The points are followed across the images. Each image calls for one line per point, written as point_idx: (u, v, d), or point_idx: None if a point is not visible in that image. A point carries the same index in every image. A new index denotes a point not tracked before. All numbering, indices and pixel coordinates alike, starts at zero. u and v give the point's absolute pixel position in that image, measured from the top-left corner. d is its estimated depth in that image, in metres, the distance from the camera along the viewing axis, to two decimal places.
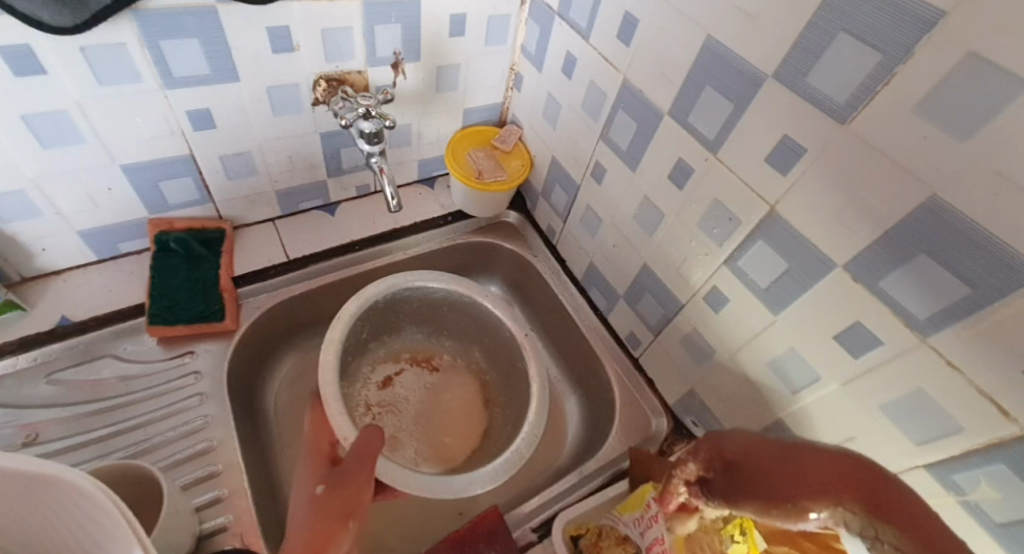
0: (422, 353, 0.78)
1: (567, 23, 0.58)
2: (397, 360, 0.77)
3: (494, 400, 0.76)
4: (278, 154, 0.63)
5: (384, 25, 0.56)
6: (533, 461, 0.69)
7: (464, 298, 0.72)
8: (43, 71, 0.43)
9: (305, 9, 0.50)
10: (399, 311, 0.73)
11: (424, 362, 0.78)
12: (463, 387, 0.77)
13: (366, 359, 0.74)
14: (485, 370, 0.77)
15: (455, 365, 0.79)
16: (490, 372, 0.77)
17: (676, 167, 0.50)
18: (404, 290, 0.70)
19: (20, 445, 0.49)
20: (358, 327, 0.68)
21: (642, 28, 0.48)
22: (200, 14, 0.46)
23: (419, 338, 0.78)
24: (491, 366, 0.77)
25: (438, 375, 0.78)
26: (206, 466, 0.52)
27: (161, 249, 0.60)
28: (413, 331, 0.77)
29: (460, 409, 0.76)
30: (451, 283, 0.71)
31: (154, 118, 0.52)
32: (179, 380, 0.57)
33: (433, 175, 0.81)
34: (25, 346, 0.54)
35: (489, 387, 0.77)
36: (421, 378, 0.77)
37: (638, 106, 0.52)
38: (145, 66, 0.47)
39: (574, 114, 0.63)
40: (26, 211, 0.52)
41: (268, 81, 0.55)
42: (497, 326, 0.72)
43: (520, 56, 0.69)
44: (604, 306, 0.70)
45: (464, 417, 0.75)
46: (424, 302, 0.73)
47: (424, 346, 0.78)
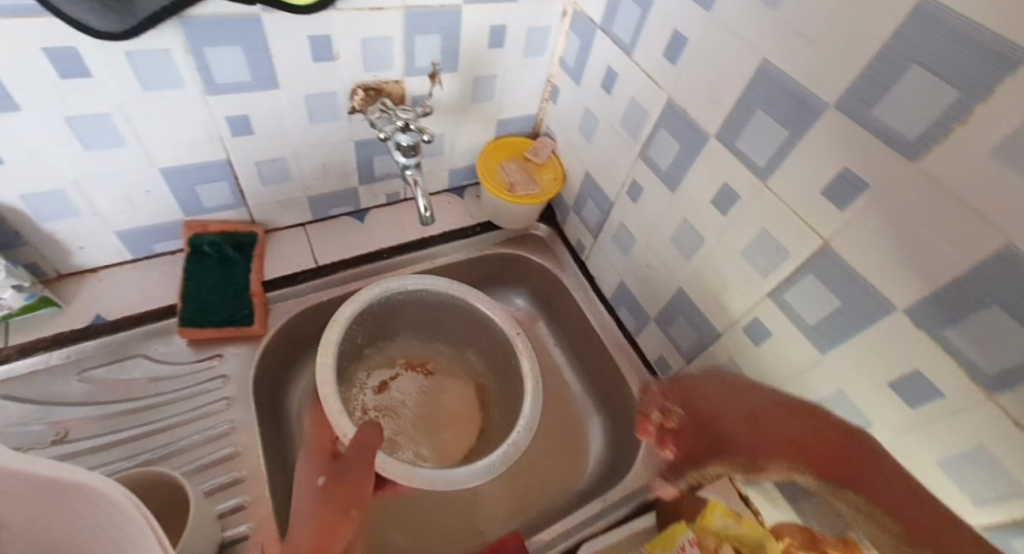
0: (417, 356, 0.76)
1: (610, 38, 0.57)
2: (394, 365, 0.75)
3: (489, 401, 0.75)
4: (312, 161, 0.63)
5: (424, 35, 0.55)
6: (543, 475, 0.68)
7: (459, 302, 0.71)
8: (88, 74, 0.44)
9: (347, 18, 0.50)
10: (395, 316, 0.72)
11: (419, 367, 0.75)
12: (456, 392, 0.75)
13: (362, 365, 0.72)
14: (481, 372, 0.76)
15: (450, 368, 0.77)
16: (486, 375, 0.76)
17: (720, 193, 0.49)
18: (398, 293, 0.69)
19: (51, 442, 0.50)
20: (352, 331, 0.67)
21: (690, 47, 0.47)
22: (245, 23, 0.45)
23: (417, 342, 0.76)
24: (491, 369, 0.75)
25: (435, 380, 0.75)
26: (229, 473, 0.52)
27: (195, 252, 0.61)
28: (411, 337, 0.75)
29: (457, 411, 0.74)
30: (446, 286, 0.70)
31: (194, 123, 0.52)
32: (207, 384, 0.58)
33: (463, 185, 0.80)
34: (59, 343, 0.55)
35: (484, 390, 0.75)
36: (417, 383, 0.74)
37: (682, 126, 0.50)
38: (188, 72, 0.47)
39: (611, 130, 0.61)
40: (66, 210, 0.52)
41: (307, 89, 0.55)
42: (498, 332, 0.71)
43: (558, 68, 0.68)
44: (634, 327, 0.68)
45: (459, 422, 0.72)
46: (420, 306, 0.71)
47: (419, 350, 0.76)
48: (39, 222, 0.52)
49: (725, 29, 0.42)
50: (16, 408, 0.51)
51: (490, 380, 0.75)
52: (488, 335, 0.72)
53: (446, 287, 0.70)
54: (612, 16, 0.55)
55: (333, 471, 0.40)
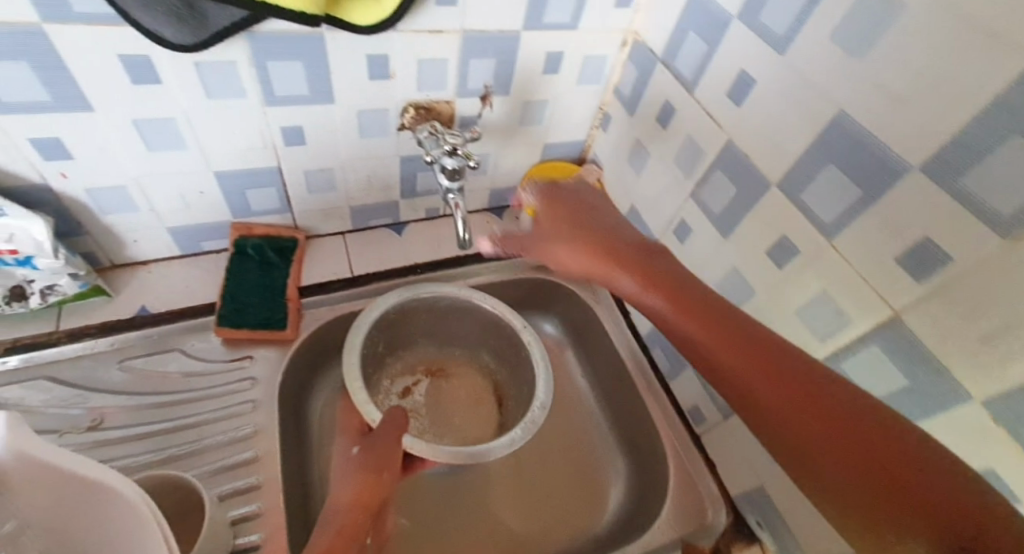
0: (438, 361, 0.74)
1: (670, 72, 0.55)
2: (417, 368, 0.73)
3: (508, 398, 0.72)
4: (358, 173, 0.64)
5: (480, 59, 0.55)
6: (564, 499, 0.65)
7: (468, 304, 0.68)
8: (158, 81, 0.45)
9: (406, 39, 0.50)
10: (416, 326, 0.70)
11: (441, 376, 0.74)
12: (475, 394, 0.73)
13: (386, 374, 0.71)
14: (501, 370, 0.73)
15: (470, 368, 0.74)
16: (504, 375, 0.73)
17: (779, 244, 0.46)
18: (411, 300, 0.67)
19: (86, 428, 0.52)
20: (371, 339, 0.66)
21: (759, 90, 0.44)
22: (309, 40, 0.46)
23: (438, 350, 0.74)
24: (502, 370, 0.73)
25: (454, 385, 0.73)
26: (247, 478, 0.53)
27: (239, 253, 0.62)
28: (431, 343, 0.73)
29: (474, 410, 0.72)
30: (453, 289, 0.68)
31: (251, 131, 0.53)
32: (235, 385, 0.58)
33: (504, 205, 0.80)
34: (105, 331, 0.57)
35: (502, 389, 0.73)
36: (440, 390, 0.73)
37: (741, 171, 0.48)
38: (250, 84, 0.48)
39: (663, 165, 0.59)
40: (126, 206, 0.55)
41: (360, 105, 0.55)
42: (516, 337, 0.68)
43: (612, 96, 0.66)
44: (670, 371, 0.68)
45: (472, 418, 0.71)
46: (434, 310, 0.69)
47: (439, 355, 0.74)
48: (100, 215, 0.55)
49: (801, 76, 0.40)
50: (59, 391, 0.53)
51: (509, 380, 0.72)
52: (500, 334, 0.69)
53: (471, 295, 0.68)
54: (675, 50, 0.53)
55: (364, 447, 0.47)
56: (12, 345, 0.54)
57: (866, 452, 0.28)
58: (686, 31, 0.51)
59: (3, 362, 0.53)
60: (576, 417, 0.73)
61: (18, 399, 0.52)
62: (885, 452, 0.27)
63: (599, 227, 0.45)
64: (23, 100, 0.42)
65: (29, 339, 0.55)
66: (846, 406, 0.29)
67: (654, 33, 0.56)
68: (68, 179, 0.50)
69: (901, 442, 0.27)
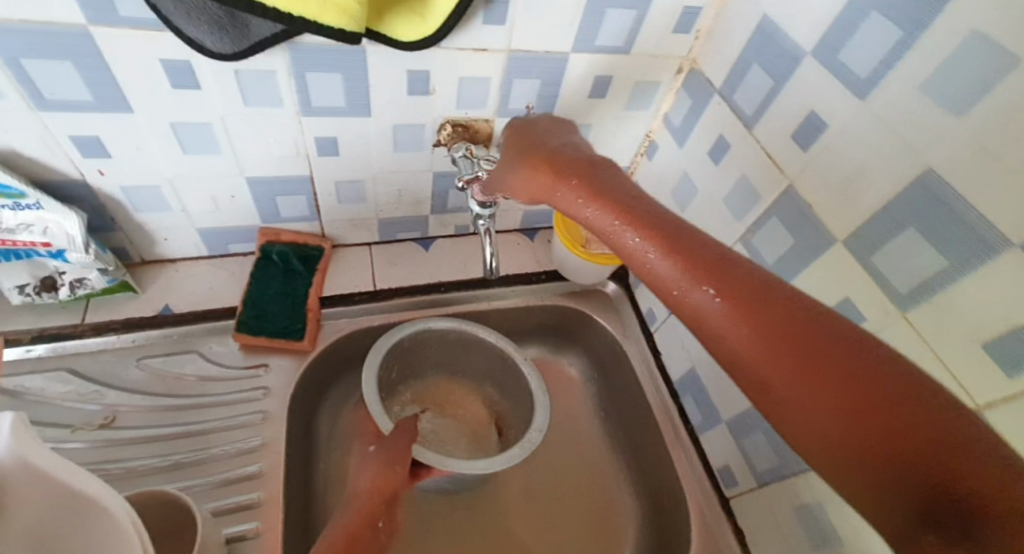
0: (444, 388, 0.72)
1: (728, 106, 0.51)
2: (424, 396, 0.71)
3: (510, 429, 0.69)
4: (390, 187, 0.62)
5: (524, 79, 0.53)
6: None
7: (473, 337, 0.66)
8: (197, 87, 0.45)
9: (449, 57, 0.48)
10: (428, 355, 0.68)
11: (452, 407, 0.71)
12: (478, 422, 0.70)
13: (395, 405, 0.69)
14: (504, 400, 0.70)
15: (475, 396, 0.72)
16: (507, 405, 0.70)
17: (840, 306, 0.41)
18: (420, 332, 0.65)
19: (98, 425, 0.51)
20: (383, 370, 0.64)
21: (830, 135, 0.40)
22: (350, 53, 0.45)
23: (445, 379, 0.71)
24: (505, 400, 0.70)
25: (460, 412, 0.71)
26: (247, 494, 0.51)
27: (264, 258, 0.62)
28: (439, 371, 0.71)
29: (480, 444, 0.69)
30: (457, 322, 0.66)
31: (286, 140, 0.52)
32: (247, 394, 0.57)
33: (536, 227, 0.77)
34: (128, 327, 0.57)
35: (505, 420, 0.70)
36: (450, 422, 0.70)
37: (800, 221, 0.44)
38: (288, 93, 0.47)
39: (711, 202, 0.55)
40: (159, 205, 0.55)
41: (396, 119, 0.53)
42: (522, 374, 0.66)
43: (660, 124, 0.62)
44: (699, 423, 0.62)
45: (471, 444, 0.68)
46: (443, 342, 0.67)
47: (445, 382, 0.72)
48: (133, 212, 0.55)
49: (884, 127, 0.35)
50: (77, 383, 0.53)
51: (511, 412, 0.69)
52: (505, 365, 0.67)
53: (484, 334, 0.66)
54: (735, 82, 0.49)
55: (378, 448, 0.54)
56: (37, 334, 0.54)
57: (820, 356, 0.23)
58: (750, 63, 0.47)
59: (29, 349, 0.54)
60: (591, 459, 0.69)
61: (37, 389, 0.52)
62: (852, 364, 0.22)
63: (559, 146, 0.42)
64: (66, 99, 0.42)
65: (55, 329, 0.55)
66: (809, 317, 0.24)
67: (713, 63, 0.52)
68: (105, 176, 0.50)
69: (868, 353, 0.22)
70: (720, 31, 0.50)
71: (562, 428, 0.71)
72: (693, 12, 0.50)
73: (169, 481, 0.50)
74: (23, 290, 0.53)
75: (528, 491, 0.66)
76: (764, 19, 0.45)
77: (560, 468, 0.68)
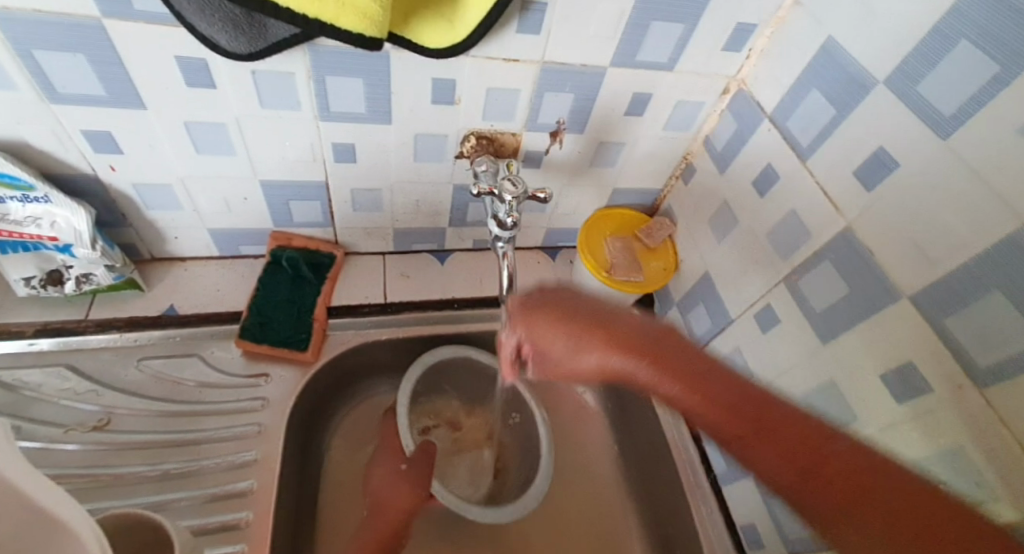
0: (455, 414, 0.68)
1: (780, 133, 0.46)
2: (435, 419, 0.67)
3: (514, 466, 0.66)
4: (407, 197, 0.59)
5: (556, 93, 0.49)
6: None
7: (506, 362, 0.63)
8: (212, 86, 0.43)
9: (477, 67, 0.45)
10: (454, 375, 0.66)
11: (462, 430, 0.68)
12: (485, 453, 0.67)
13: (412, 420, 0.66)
14: (517, 431, 0.67)
15: (485, 424, 0.68)
16: (516, 439, 0.67)
17: (899, 371, 0.36)
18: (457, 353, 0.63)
19: (91, 427, 0.50)
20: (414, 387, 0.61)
21: (901, 175, 0.35)
22: (374, 59, 0.42)
23: (458, 404, 0.68)
24: (515, 433, 0.67)
25: (467, 440, 0.68)
26: (236, 512, 0.49)
27: (274, 263, 0.60)
28: (454, 396, 0.68)
29: (476, 471, 0.65)
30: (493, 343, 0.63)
31: (302, 144, 0.50)
32: (246, 404, 0.55)
33: (558, 246, 0.73)
34: (131, 326, 0.56)
35: (512, 455, 0.67)
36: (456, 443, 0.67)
37: (857, 267, 0.39)
38: (306, 97, 0.45)
39: (752, 236, 0.51)
40: (170, 203, 0.53)
41: (418, 128, 0.50)
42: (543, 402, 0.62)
43: (700, 146, 0.58)
44: (724, 474, 0.57)
45: (470, 476, 0.65)
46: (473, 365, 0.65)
47: (457, 406, 0.68)
48: (143, 209, 0.53)
49: (966, 171, 0.30)
50: (75, 382, 0.52)
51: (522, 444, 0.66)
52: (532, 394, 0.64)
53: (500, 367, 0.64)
54: (790, 108, 0.45)
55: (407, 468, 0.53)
56: (40, 328, 0.53)
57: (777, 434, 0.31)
58: (808, 88, 0.42)
59: (32, 343, 0.53)
60: (602, 497, 0.65)
61: (35, 384, 0.51)
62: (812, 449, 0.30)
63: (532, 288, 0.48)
64: (77, 92, 0.41)
65: (59, 323, 0.54)
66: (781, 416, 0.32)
67: (765, 86, 0.48)
68: (116, 172, 0.49)
69: (819, 437, 0.30)
70: (774, 51, 0.46)
71: (569, 459, 0.67)
72: (746, 29, 0.45)
73: (157, 492, 0.48)
74: (29, 282, 0.52)
75: (524, 530, 0.61)
76: (828, 40, 0.40)
77: (565, 504, 0.64)
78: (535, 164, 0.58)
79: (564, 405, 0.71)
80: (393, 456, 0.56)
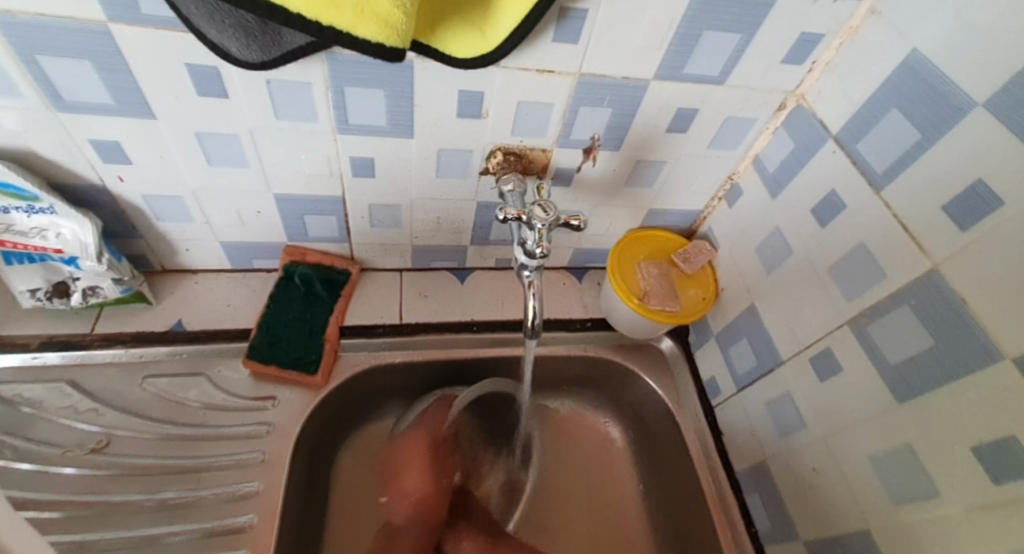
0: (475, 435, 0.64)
1: (848, 157, 0.41)
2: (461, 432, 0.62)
3: (524, 492, 0.63)
4: (427, 213, 0.56)
5: (593, 108, 0.45)
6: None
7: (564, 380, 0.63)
8: (225, 95, 0.40)
9: (508, 77, 0.41)
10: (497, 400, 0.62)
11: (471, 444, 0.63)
12: (490, 477, 0.64)
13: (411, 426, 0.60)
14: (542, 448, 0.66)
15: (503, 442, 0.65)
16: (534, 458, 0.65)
17: (996, 444, 0.30)
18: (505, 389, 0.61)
19: (89, 450, 0.47)
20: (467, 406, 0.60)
21: (1003, 214, 0.29)
22: (396, 68, 0.39)
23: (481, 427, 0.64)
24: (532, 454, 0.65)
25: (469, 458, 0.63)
26: (232, 550, 0.45)
27: (286, 279, 0.57)
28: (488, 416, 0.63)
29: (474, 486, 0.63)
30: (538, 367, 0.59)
31: (319, 158, 0.47)
32: (251, 430, 0.52)
33: (586, 266, 0.68)
34: (137, 341, 0.54)
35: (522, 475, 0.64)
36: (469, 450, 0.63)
37: (942, 319, 0.33)
38: (324, 108, 0.42)
39: (811, 271, 0.45)
40: (181, 215, 0.51)
41: (442, 142, 0.47)
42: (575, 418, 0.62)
43: (749, 166, 0.53)
44: (768, 532, 0.51)
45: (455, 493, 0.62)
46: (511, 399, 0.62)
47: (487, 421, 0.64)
48: (153, 219, 0.51)
49: None
50: (77, 399, 0.50)
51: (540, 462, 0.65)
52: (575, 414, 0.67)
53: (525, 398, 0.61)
54: (862, 129, 0.39)
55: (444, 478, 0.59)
56: (46, 341, 0.52)
57: None
58: (885, 108, 0.37)
59: (36, 356, 0.51)
60: (616, 512, 0.63)
61: (35, 401, 0.49)
62: None
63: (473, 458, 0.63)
64: (84, 100, 0.38)
65: (63, 337, 0.52)
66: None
67: (831, 104, 0.42)
68: (125, 183, 0.46)
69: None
70: (844, 65, 0.41)
71: (585, 478, 0.65)
72: (811, 40, 0.40)
73: (153, 524, 0.45)
74: (35, 294, 0.50)
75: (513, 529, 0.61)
76: (912, 54, 0.34)
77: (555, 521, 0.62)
78: (565, 182, 0.54)
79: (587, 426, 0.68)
80: (429, 464, 0.58)
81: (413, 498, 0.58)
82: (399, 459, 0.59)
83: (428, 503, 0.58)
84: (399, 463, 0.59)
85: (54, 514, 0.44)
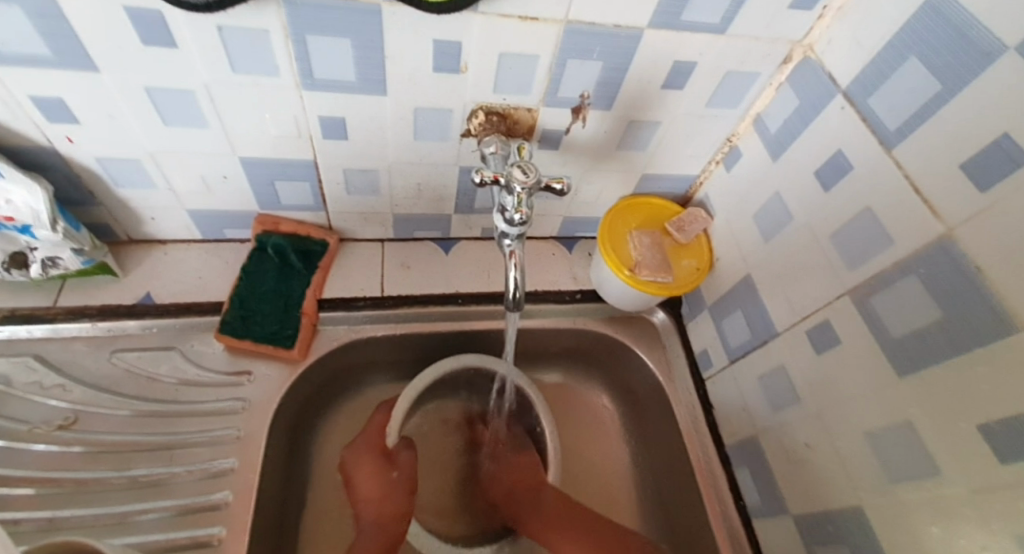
0: (450, 431, 0.63)
1: (857, 113, 0.38)
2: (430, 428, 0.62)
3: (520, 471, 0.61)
4: (407, 180, 0.53)
5: (581, 61, 0.41)
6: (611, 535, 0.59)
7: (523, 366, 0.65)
8: (174, 45, 0.35)
9: (487, 26, 0.37)
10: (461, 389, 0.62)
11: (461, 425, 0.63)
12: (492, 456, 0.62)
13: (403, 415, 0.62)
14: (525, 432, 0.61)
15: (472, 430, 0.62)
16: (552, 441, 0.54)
17: (1007, 423, 0.27)
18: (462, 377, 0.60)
19: (56, 426, 0.46)
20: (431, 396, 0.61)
21: None
22: (361, 13, 0.34)
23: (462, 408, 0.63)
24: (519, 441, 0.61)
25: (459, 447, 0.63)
26: (207, 527, 0.45)
27: (259, 250, 0.54)
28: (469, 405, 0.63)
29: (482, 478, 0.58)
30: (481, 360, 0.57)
31: (284, 117, 0.43)
32: (226, 406, 0.50)
33: (576, 237, 0.65)
34: (104, 315, 0.51)
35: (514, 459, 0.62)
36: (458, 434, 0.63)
37: (954, 289, 0.30)
38: (284, 59, 0.37)
39: (810, 238, 0.43)
40: (141, 181, 0.48)
41: (418, 100, 0.43)
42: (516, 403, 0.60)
43: (750, 126, 0.50)
44: (756, 506, 0.50)
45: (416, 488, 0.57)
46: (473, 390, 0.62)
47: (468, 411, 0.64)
48: (113, 186, 0.48)
49: None
50: (43, 374, 0.48)
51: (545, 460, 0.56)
52: (575, 404, 0.66)
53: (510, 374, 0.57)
54: (874, 81, 0.36)
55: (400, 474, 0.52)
56: (6, 315, 0.49)
57: None
58: (902, 57, 0.33)
59: None
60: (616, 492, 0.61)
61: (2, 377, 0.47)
62: None
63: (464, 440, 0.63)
64: (18, 52, 0.34)
65: (26, 310, 0.50)
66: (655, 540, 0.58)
67: (842, 54, 0.39)
68: (75, 144, 0.43)
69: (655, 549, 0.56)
70: (857, 10, 0.37)
71: (586, 476, 0.62)
72: None
73: (123, 502, 0.44)
74: None
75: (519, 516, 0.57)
76: None
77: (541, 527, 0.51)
78: (553, 145, 0.51)
79: (575, 418, 0.65)
80: (380, 457, 0.53)
81: (371, 502, 0.50)
82: (350, 466, 0.53)
83: (386, 497, 0.50)
84: (353, 473, 0.53)
85: (25, 491, 0.43)
